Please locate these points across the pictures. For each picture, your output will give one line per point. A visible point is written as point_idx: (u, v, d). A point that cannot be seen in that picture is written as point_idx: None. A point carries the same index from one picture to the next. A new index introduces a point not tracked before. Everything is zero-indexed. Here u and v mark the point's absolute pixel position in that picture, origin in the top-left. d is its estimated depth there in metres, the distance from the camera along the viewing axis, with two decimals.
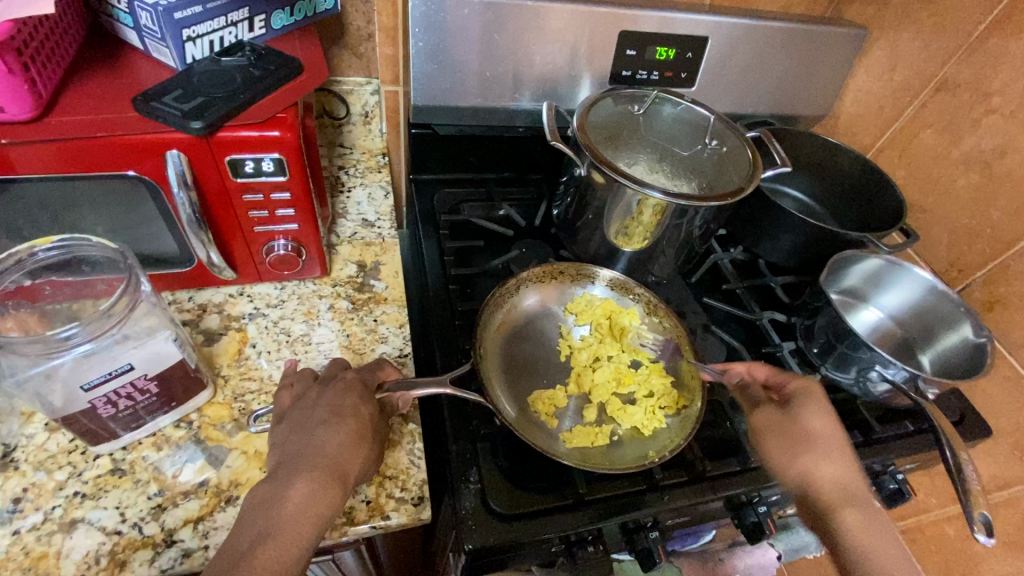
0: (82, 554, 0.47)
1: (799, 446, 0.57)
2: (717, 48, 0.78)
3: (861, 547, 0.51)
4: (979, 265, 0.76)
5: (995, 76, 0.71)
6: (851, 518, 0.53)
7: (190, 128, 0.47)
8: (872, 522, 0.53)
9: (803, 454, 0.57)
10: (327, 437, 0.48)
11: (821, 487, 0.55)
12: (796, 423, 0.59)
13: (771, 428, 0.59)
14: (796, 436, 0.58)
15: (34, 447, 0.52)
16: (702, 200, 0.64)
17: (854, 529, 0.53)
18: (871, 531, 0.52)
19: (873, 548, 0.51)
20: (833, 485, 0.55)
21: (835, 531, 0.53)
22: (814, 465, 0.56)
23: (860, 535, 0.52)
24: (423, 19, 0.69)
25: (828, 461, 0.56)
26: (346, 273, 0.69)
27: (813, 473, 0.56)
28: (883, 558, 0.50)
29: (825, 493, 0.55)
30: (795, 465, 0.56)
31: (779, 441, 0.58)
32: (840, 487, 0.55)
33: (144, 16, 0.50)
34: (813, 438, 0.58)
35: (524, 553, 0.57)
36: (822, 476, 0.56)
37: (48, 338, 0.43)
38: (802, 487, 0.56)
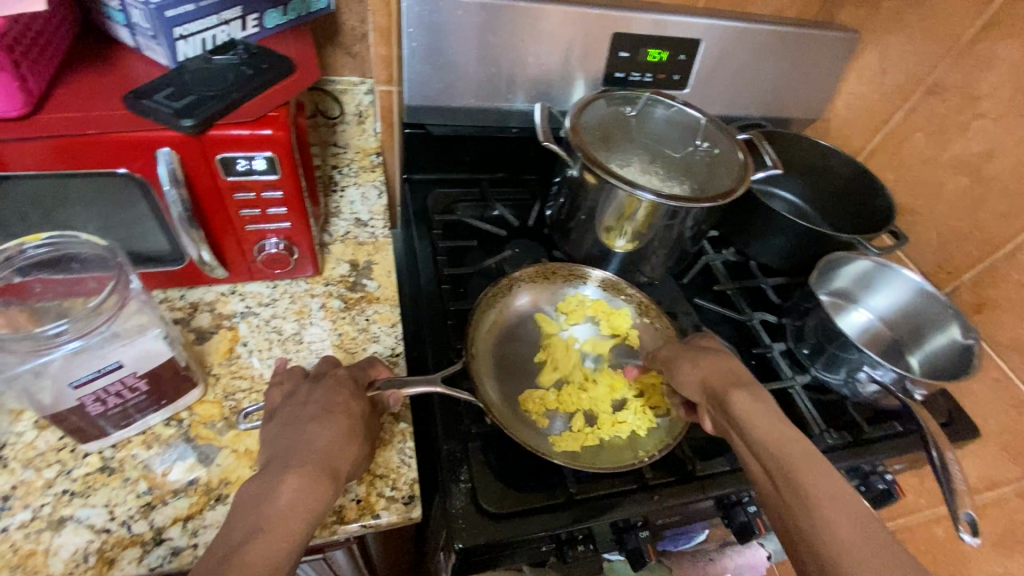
0: (70, 552, 0.47)
1: (698, 355, 0.60)
2: (710, 51, 0.79)
3: (752, 427, 0.52)
4: (968, 267, 0.77)
5: (984, 80, 0.72)
6: (739, 398, 0.54)
7: (181, 125, 0.47)
8: (756, 399, 0.54)
9: (705, 356, 0.60)
10: (317, 433, 0.48)
11: (717, 377, 0.57)
12: (698, 348, 0.62)
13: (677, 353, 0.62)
14: (697, 349, 0.62)
15: (23, 445, 0.52)
16: (693, 201, 0.64)
17: (746, 413, 0.53)
18: (759, 414, 0.53)
19: (757, 423, 0.52)
20: (722, 379, 0.57)
21: (732, 412, 0.54)
22: (710, 366, 0.59)
23: (756, 421, 0.52)
24: (417, 19, 0.69)
25: (735, 364, 0.59)
26: (339, 272, 0.69)
27: (714, 370, 0.58)
28: (770, 430, 0.51)
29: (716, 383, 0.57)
30: (694, 365, 0.60)
31: (686, 356, 0.61)
32: (731, 378, 0.57)
33: (136, 14, 0.50)
34: (710, 351, 0.61)
35: (515, 552, 0.57)
36: (709, 374, 0.58)
37: (37, 334, 0.43)
38: (704, 386, 0.58)
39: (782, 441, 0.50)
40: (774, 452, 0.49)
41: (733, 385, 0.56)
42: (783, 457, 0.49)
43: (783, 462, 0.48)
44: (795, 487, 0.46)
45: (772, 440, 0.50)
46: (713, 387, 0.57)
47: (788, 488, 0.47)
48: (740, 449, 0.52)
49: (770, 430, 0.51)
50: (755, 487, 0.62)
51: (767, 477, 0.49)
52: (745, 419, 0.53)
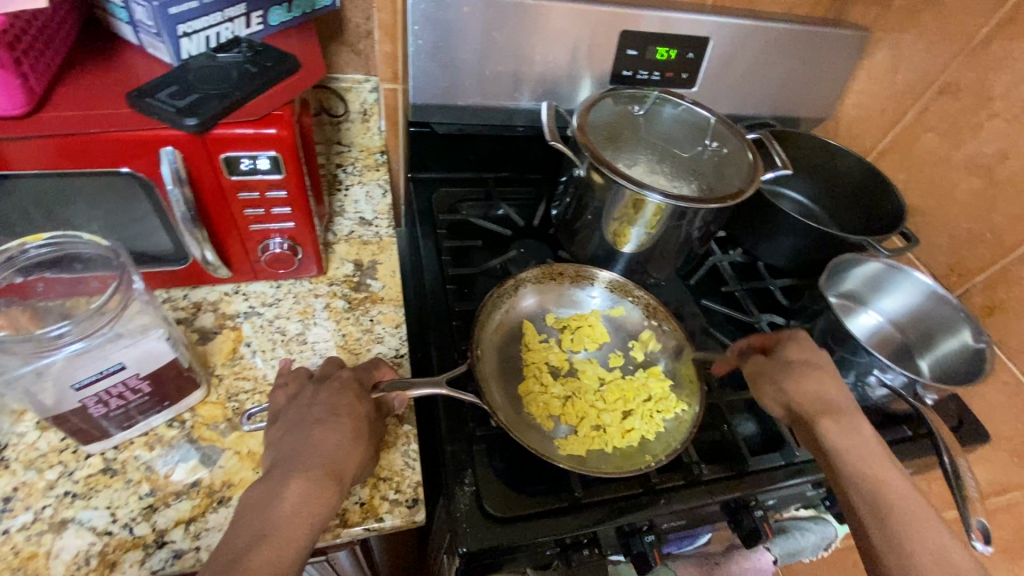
0: (72, 555, 0.47)
1: (786, 374, 0.58)
2: (719, 49, 0.78)
3: (852, 463, 0.52)
4: (979, 270, 0.76)
5: (998, 80, 0.71)
6: (829, 430, 0.54)
7: (185, 124, 0.47)
8: (852, 430, 0.54)
9: (798, 376, 0.58)
10: (324, 436, 0.47)
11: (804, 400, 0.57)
12: (786, 362, 0.60)
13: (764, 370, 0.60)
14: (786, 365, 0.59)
15: (24, 446, 0.52)
16: (702, 202, 0.63)
17: (840, 447, 0.53)
18: (854, 449, 0.53)
19: (860, 454, 0.53)
20: (816, 406, 0.56)
21: (823, 444, 0.54)
22: (797, 388, 0.57)
23: (855, 454, 0.53)
24: (423, 17, 0.69)
25: (833, 387, 0.57)
26: (343, 272, 0.69)
27: (807, 394, 0.57)
28: (878, 470, 0.52)
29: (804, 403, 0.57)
30: (780, 389, 0.58)
31: (769, 377, 0.59)
32: (822, 406, 0.56)
33: (139, 11, 0.50)
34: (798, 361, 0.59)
35: (519, 556, 0.56)
36: (809, 394, 0.57)
37: (39, 336, 0.42)
38: (790, 408, 0.58)
39: (882, 481, 0.51)
40: (871, 489, 0.51)
41: (835, 412, 0.56)
42: (880, 502, 0.50)
43: (878, 506, 0.50)
44: (889, 534, 0.48)
45: (873, 474, 0.51)
46: (801, 413, 0.57)
47: (881, 537, 0.49)
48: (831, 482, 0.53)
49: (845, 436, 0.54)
50: (763, 491, 0.61)
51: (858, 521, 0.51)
52: (845, 453, 0.53)
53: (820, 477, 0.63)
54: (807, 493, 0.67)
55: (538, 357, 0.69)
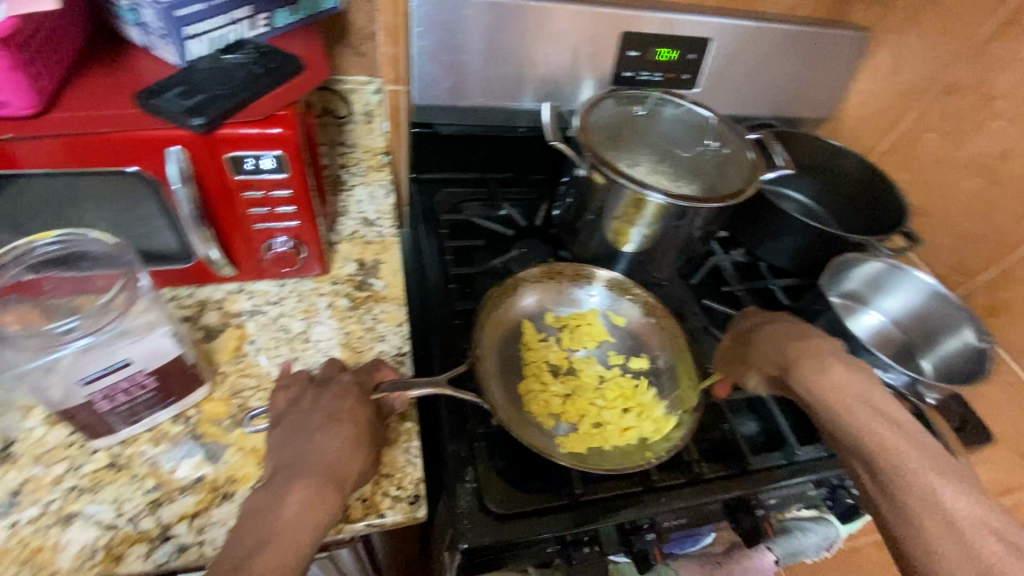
0: (78, 548, 0.47)
1: (745, 350, 0.65)
2: (720, 50, 0.78)
3: (829, 409, 0.54)
4: (982, 269, 0.76)
5: (1000, 80, 0.71)
6: (801, 377, 0.56)
7: (193, 125, 0.48)
8: (821, 371, 0.56)
9: (760, 342, 0.63)
10: (323, 442, 0.48)
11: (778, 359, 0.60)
12: (761, 335, 0.63)
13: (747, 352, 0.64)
14: (745, 338, 0.65)
15: (32, 441, 0.52)
16: (703, 201, 0.64)
17: (812, 392, 0.55)
18: (826, 388, 0.54)
19: (831, 394, 0.54)
20: (780, 363, 0.60)
21: (801, 394, 0.57)
22: (768, 345, 0.62)
23: (834, 400, 0.54)
24: (426, 19, 0.69)
25: (784, 338, 0.61)
26: (346, 271, 0.70)
27: (769, 354, 0.61)
28: (853, 413, 0.52)
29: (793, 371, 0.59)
30: (749, 357, 0.64)
31: (751, 346, 0.63)
32: (780, 361, 0.59)
33: (147, 13, 0.51)
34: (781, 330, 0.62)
35: (520, 552, 0.57)
36: (776, 354, 0.60)
37: (47, 333, 0.44)
38: (772, 376, 0.61)
39: (866, 425, 0.51)
40: (853, 433, 0.51)
41: (799, 359, 0.58)
42: (863, 448, 0.50)
43: (859, 449, 0.51)
44: (878, 478, 0.49)
45: (855, 420, 0.52)
46: (776, 373, 0.60)
47: (873, 484, 0.49)
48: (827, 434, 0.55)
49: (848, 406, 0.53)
50: (763, 490, 0.62)
51: (855, 468, 0.51)
52: (821, 398, 0.54)
53: (821, 476, 0.64)
54: (809, 493, 0.67)
55: (538, 356, 0.70)
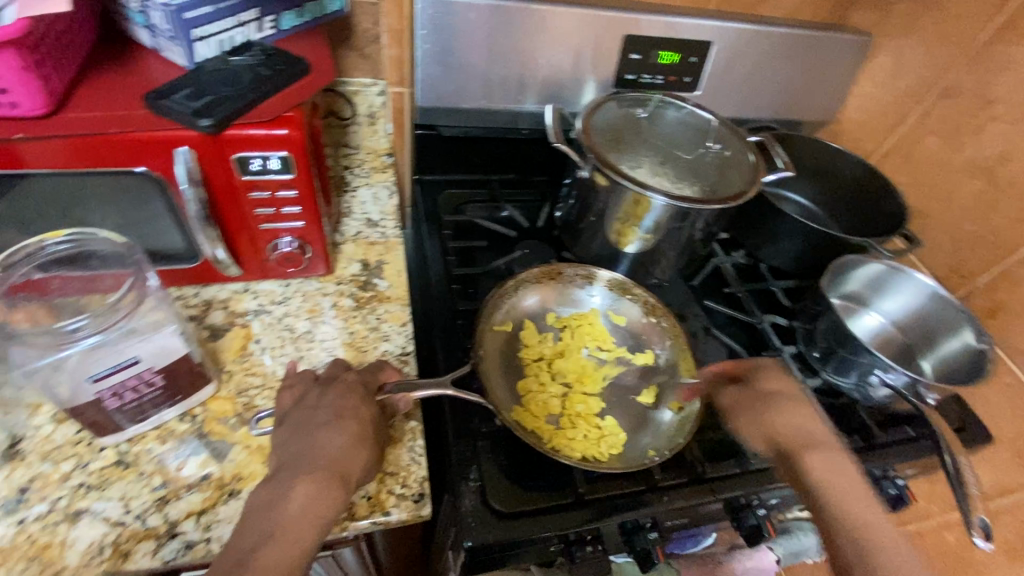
0: (86, 544, 0.48)
1: (766, 411, 0.64)
2: (721, 53, 0.79)
3: (836, 497, 0.56)
4: (981, 272, 0.77)
5: (999, 83, 0.71)
6: (817, 462, 0.59)
7: (200, 125, 0.48)
8: (834, 463, 0.59)
9: (777, 415, 0.63)
10: (328, 439, 0.48)
11: (789, 435, 0.62)
12: (762, 394, 0.65)
13: (741, 402, 0.65)
14: (764, 399, 0.65)
15: (40, 438, 0.53)
16: (704, 202, 0.64)
17: (824, 477, 0.58)
18: (836, 477, 0.58)
19: (844, 487, 0.57)
20: (797, 438, 0.61)
21: (806, 476, 0.58)
22: (780, 422, 0.63)
23: (842, 493, 0.57)
24: (430, 22, 0.70)
25: (803, 418, 0.63)
26: (350, 271, 0.70)
27: (787, 430, 0.62)
28: (858, 503, 0.56)
29: (788, 439, 0.61)
30: (763, 423, 0.63)
31: (750, 411, 0.65)
32: (803, 440, 0.61)
33: (156, 15, 0.51)
34: (779, 394, 0.65)
35: (524, 551, 0.57)
36: (788, 430, 0.62)
37: (56, 330, 0.44)
38: (774, 442, 0.62)
39: (864, 515, 0.55)
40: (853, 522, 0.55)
41: (816, 445, 0.60)
42: (856, 535, 0.54)
43: (859, 536, 0.54)
44: (870, 565, 0.52)
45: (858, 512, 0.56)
46: (784, 443, 0.61)
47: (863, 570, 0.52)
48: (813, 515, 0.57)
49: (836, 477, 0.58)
50: (765, 490, 0.62)
51: (842, 552, 0.54)
52: (828, 485, 0.57)
53: None
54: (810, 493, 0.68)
55: (533, 353, 0.70)
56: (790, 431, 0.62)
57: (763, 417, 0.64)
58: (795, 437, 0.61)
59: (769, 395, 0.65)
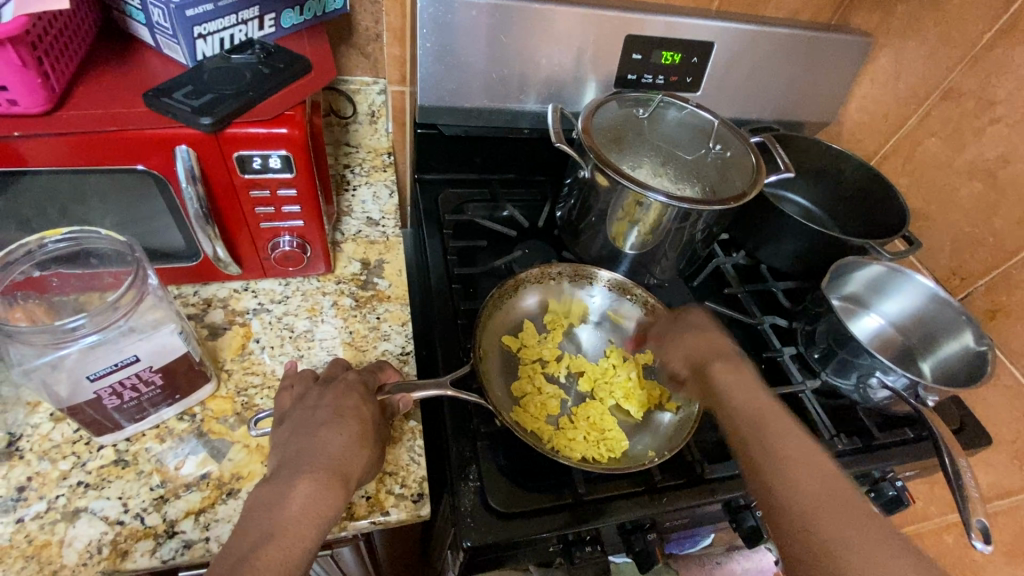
0: (85, 543, 0.47)
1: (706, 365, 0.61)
2: (723, 54, 0.79)
3: (733, 395, 0.58)
4: (981, 274, 0.77)
5: (1001, 85, 0.71)
6: (720, 369, 0.60)
7: (200, 123, 0.48)
8: (735, 370, 0.60)
9: (688, 334, 0.66)
10: (329, 438, 0.48)
11: (699, 348, 0.64)
12: (683, 322, 0.68)
13: (665, 331, 0.68)
14: (676, 321, 0.68)
15: (39, 436, 0.53)
16: (705, 202, 0.64)
17: (725, 382, 0.59)
18: (781, 426, 0.54)
19: (789, 443, 0.52)
20: (735, 381, 0.59)
21: (752, 422, 0.55)
22: (694, 341, 0.65)
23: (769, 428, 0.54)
24: (431, 20, 0.70)
25: (700, 336, 0.65)
26: (350, 270, 0.70)
27: (696, 345, 0.64)
28: (751, 399, 0.57)
29: (698, 351, 0.64)
30: (680, 341, 0.66)
31: (670, 333, 0.67)
32: (708, 350, 0.63)
33: (157, 13, 0.51)
34: (695, 325, 0.66)
35: (523, 551, 0.57)
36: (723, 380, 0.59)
37: (55, 328, 0.43)
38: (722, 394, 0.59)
39: (760, 410, 0.56)
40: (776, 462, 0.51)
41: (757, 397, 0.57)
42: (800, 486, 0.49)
43: (752, 428, 0.54)
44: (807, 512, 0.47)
45: (787, 458, 0.51)
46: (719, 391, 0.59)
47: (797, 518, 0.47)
48: (757, 461, 0.52)
49: (739, 391, 0.58)
50: None
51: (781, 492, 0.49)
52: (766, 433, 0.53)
53: None
54: None
55: (531, 354, 0.70)
56: (703, 343, 0.64)
57: (681, 335, 0.66)
58: (703, 350, 0.63)
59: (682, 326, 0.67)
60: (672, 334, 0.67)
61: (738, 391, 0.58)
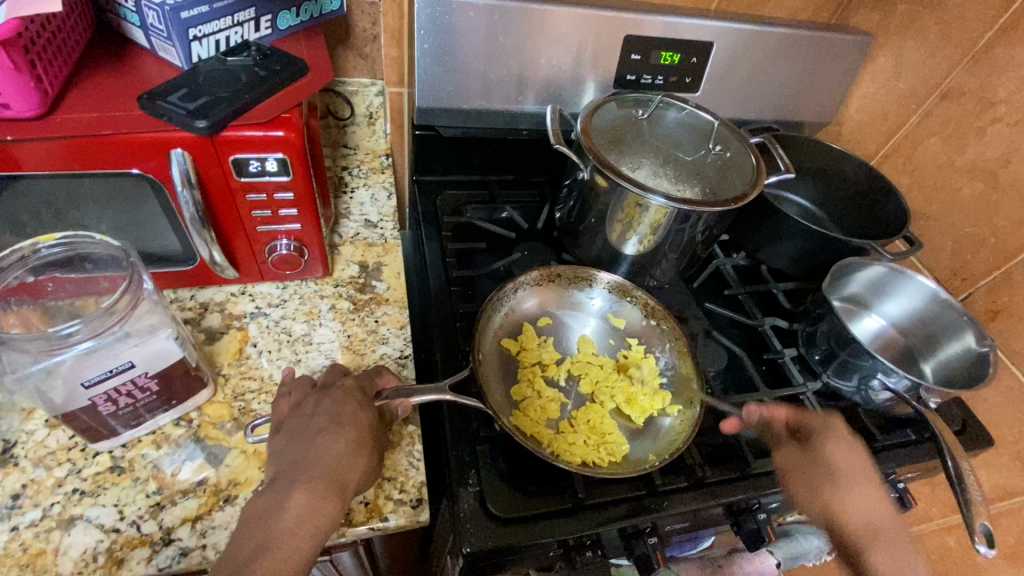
0: (80, 551, 0.47)
1: (820, 452, 0.61)
2: (722, 54, 0.78)
3: (841, 502, 0.60)
4: (982, 274, 0.76)
5: (1001, 85, 0.71)
6: (835, 453, 0.62)
7: (195, 126, 0.47)
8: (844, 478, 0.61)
9: (830, 453, 0.62)
10: (325, 446, 0.47)
11: (791, 454, 0.62)
12: (816, 456, 0.61)
13: (795, 467, 0.61)
14: (814, 465, 0.61)
15: (34, 443, 0.52)
16: (705, 204, 0.64)
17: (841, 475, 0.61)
18: (854, 464, 0.61)
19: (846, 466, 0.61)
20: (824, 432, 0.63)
21: (829, 467, 0.61)
22: (835, 504, 0.60)
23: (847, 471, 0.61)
24: (429, 21, 0.69)
25: (848, 458, 0.62)
26: (348, 273, 0.69)
27: (849, 519, 0.60)
28: (857, 489, 0.61)
29: (850, 536, 0.60)
30: (823, 503, 0.60)
31: (806, 479, 0.60)
32: (836, 469, 0.61)
33: (151, 15, 0.50)
34: (818, 435, 0.63)
35: (523, 556, 0.57)
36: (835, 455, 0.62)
37: (49, 335, 0.43)
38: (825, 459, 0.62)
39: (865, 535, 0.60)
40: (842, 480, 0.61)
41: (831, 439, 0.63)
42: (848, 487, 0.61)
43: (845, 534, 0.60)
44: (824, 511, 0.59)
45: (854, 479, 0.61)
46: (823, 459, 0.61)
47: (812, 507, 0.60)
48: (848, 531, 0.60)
49: (853, 484, 0.61)
50: (766, 494, 0.61)
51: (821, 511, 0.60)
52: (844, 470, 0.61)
53: None
54: None
55: (531, 357, 0.69)
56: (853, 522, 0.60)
57: (818, 489, 0.60)
58: (862, 528, 0.60)
59: (841, 472, 0.61)
60: (835, 480, 0.61)
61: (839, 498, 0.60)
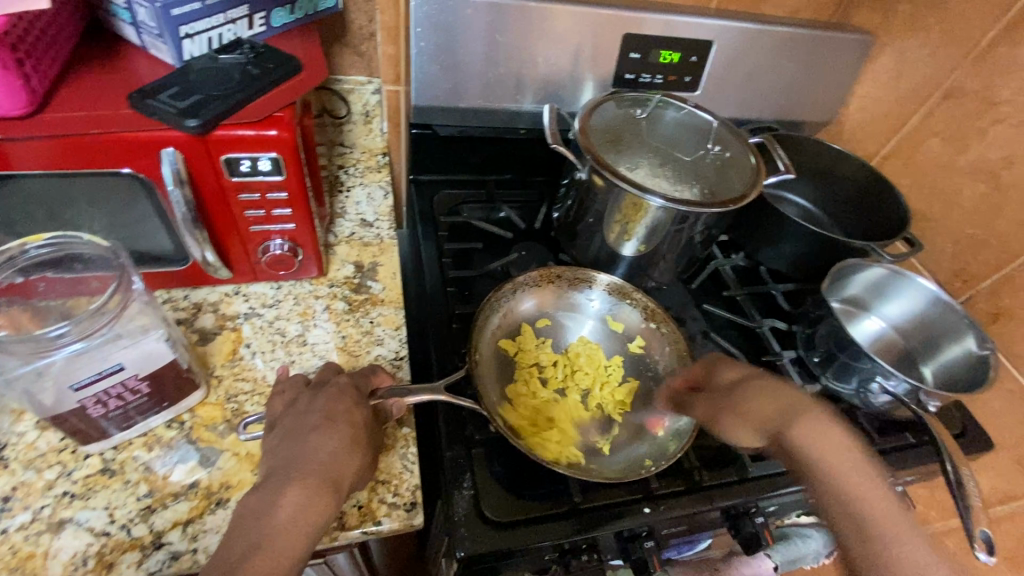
0: (70, 555, 0.47)
1: (731, 401, 0.57)
2: (722, 53, 0.78)
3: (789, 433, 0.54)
4: (983, 276, 0.76)
5: (1003, 86, 0.70)
6: (746, 403, 0.57)
7: (186, 125, 0.47)
8: (770, 390, 0.57)
9: (742, 398, 0.57)
10: (319, 442, 0.47)
11: (762, 409, 0.56)
12: (726, 387, 0.59)
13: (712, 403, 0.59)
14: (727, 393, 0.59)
15: (23, 445, 0.52)
16: (702, 206, 0.63)
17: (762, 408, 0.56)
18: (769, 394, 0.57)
19: (838, 471, 0.51)
20: (776, 419, 0.55)
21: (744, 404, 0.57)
22: (760, 403, 0.56)
23: (823, 459, 0.52)
24: (427, 19, 0.69)
25: (771, 396, 0.56)
26: (344, 273, 0.69)
27: (763, 412, 0.56)
28: (780, 399, 0.56)
29: (766, 424, 0.55)
30: (736, 413, 0.57)
31: (722, 404, 0.58)
32: (780, 418, 0.55)
33: (143, 12, 0.50)
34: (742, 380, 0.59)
35: (519, 561, 0.56)
36: (768, 410, 0.55)
37: (38, 337, 0.42)
38: (753, 430, 0.56)
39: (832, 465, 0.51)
40: (846, 496, 0.50)
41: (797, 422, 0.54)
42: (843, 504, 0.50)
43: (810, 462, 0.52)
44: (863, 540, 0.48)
45: (855, 486, 0.50)
46: (762, 428, 0.56)
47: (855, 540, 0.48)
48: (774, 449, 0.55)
49: (770, 398, 0.56)
50: (763, 498, 0.61)
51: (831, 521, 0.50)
52: (825, 456, 0.52)
53: None
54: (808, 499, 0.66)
55: (528, 359, 0.69)
56: (765, 412, 0.56)
57: (722, 407, 0.58)
58: (773, 417, 0.55)
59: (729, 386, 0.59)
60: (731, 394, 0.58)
61: (772, 411, 0.55)
